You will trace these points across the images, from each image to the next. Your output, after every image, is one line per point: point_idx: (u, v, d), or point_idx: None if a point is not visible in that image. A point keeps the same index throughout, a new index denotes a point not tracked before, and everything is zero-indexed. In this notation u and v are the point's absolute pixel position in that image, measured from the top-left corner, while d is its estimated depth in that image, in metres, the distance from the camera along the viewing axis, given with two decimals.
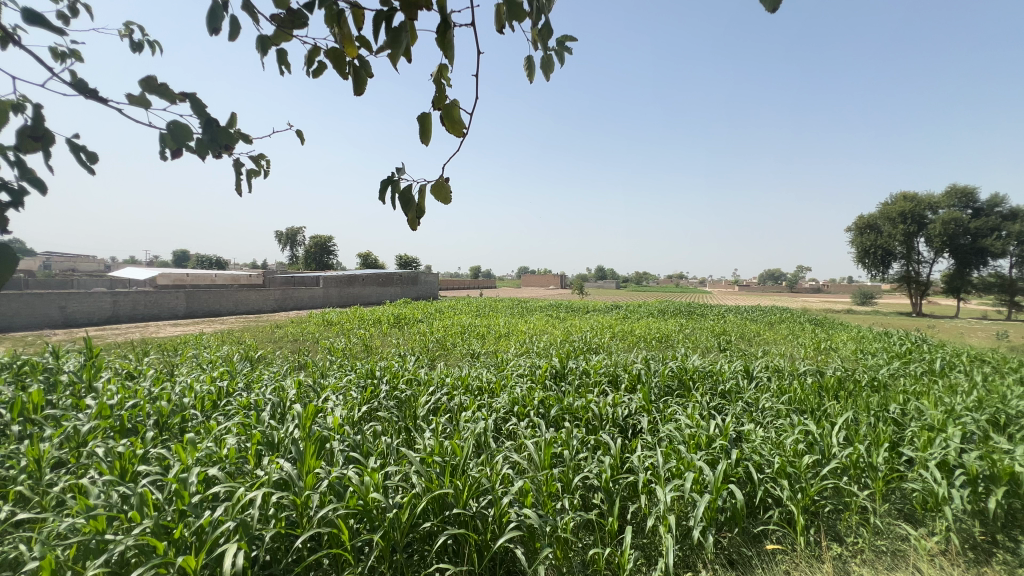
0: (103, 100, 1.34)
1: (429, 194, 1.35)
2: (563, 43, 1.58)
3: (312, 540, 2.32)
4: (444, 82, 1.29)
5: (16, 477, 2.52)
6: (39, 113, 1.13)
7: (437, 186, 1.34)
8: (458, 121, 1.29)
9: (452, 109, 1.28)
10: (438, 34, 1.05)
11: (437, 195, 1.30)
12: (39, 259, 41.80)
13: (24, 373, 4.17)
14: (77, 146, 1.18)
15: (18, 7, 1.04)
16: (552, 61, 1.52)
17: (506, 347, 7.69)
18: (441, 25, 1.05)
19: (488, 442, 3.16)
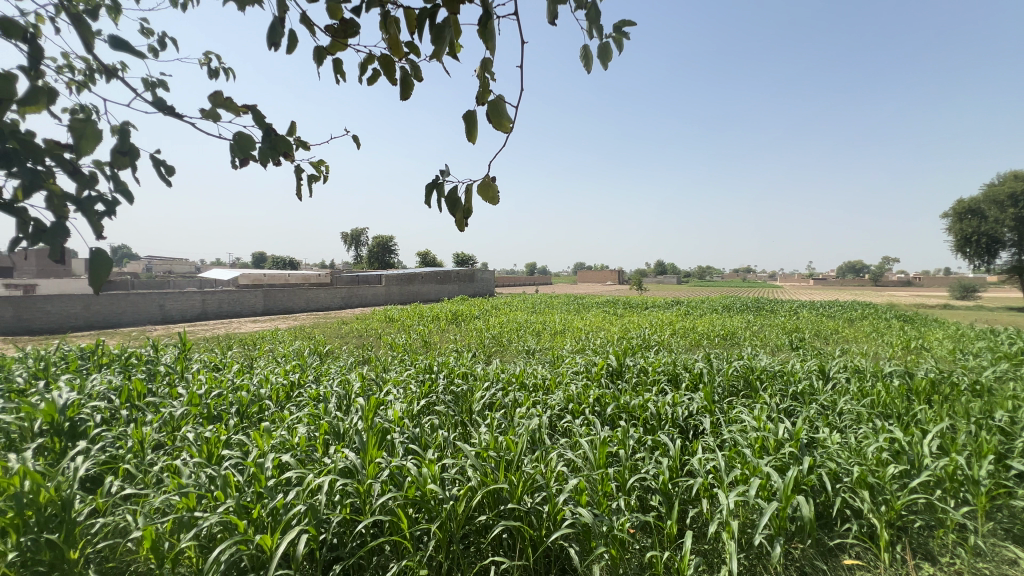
0: (179, 115, 1.47)
1: (478, 195, 1.39)
2: (620, 29, 1.55)
3: (373, 527, 2.44)
4: (488, 76, 1.31)
5: (124, 455, 2.85)
6: (126, 131, 1.25)
7: (487, 188, 1.37)
8: (504, 116, 1.29)
9: (499, 104, 1.30)
10: (478, 25, 1.08)
11: (484, 196, 1.33)
12: (144, 264, 47.03)
13: (130, 364, 4.70)
14: (157, 161, 1.30)
15: (107, 36, 1.15)
16: (610, 50, 1.51)
17: (561, 344, 7.64)
18: (482, 15, 1.07)
19: (543, 439, 3.16)
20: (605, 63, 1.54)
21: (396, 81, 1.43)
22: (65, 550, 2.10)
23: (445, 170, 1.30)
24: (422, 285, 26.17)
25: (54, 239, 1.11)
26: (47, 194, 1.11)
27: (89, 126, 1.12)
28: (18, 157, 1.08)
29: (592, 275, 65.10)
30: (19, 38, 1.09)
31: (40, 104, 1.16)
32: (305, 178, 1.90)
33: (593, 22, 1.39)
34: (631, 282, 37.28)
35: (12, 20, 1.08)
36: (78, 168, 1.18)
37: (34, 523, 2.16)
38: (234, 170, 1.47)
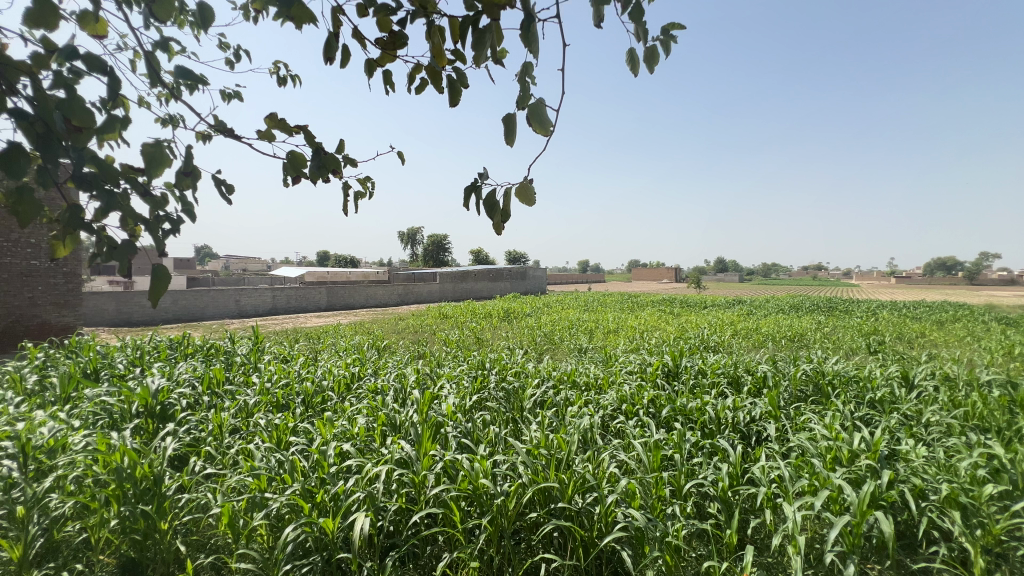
0: (236, 137, 1.69)
1: (515, 197, 1.39)
2: (668, 31, 1.49)
3: (428, 517, 2.52)
4: (528, 80, 1.30)
5: (205, 437, 3.12)
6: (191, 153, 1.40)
7: (523, 189, 1.37)
8: (545, 121, 1.29)
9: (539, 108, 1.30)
10: (520, 30, 1.10)
11: (520, 198, 1.34)
12: (224, 262, 51.14)
13: (210, 354, 5.13)
14: (219, 181, 1.51)
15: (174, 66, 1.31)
16: (656, 53, 1.45)
17: (614, 343, 7.48)
18: (523, 19, 1.09)
19: (594, 439, 3.11)
20: (653, 65, 1.47)
21: (441, 89, 1.47)
22: (156, 520, 2.33)
23: (484, 174, 1.31)
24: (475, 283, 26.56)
25: (127, 254, 1.26)
26: (123, 214, 1.25)
27: (163, 155, 1.25)
28: (98, 180, 1.21)
29: (647, 272, 63.27)
30: (102, 73, 1.21)
31: (115, 132, 1.28)
32: (354, 195, 2.01)
33: (637, 23, 1.34)
34: (689, 279, 35.93)
35: (95, 56, 1.19)
36: (149, 190, 1.32)
37: (132, 494, 2.42)
38: (286, 186, 1.65)
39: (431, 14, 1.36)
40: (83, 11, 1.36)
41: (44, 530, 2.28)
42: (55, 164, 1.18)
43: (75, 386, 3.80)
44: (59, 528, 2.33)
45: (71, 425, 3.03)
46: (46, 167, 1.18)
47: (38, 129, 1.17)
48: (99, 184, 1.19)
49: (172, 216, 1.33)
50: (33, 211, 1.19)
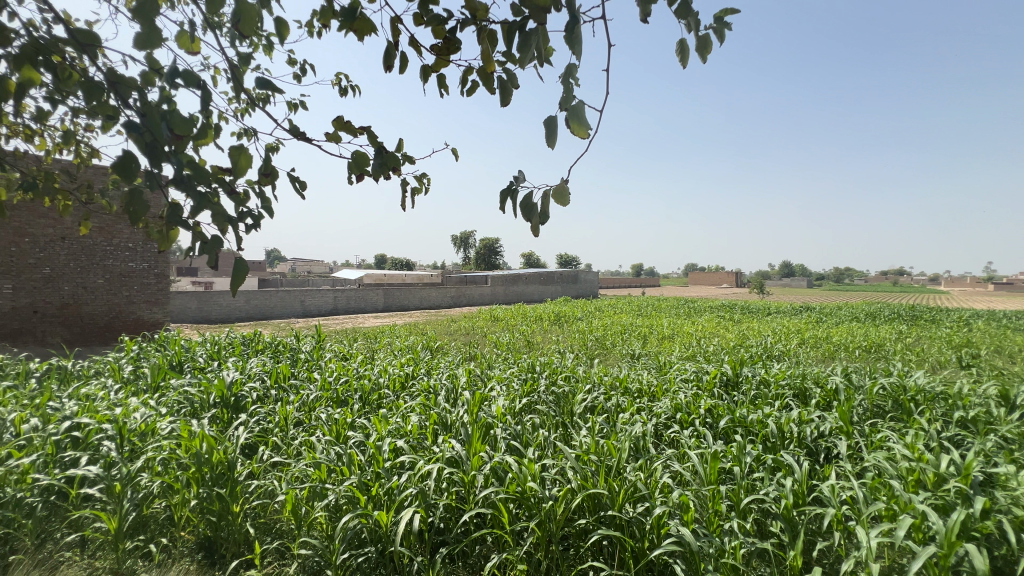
0: (308, 139, 1.82)
1: (553, 197, 1.45)
2: (722, 19, 1.43)
3: (477, 517, 2.55)
4: (572, 80, 1.31)
5: (273, 427, 3.34)
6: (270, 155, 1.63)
7: (561, 189, 1.42)
8: (583, 121, 1.28)
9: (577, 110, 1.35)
10: (566, 32, 1.12)
11: (556, 200, 1.39)
12: (292, 265, 54.53)
13: (278, 351, 5.49)
14: (292, 178, 1.72)
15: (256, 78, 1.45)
16: (710, 40, 1.39)
17: (669, 350, 7.24)
18: (569, 22, 1.11)
19: (647, 448, 3.02)
20: (704, 56, 1.42)
21: (492, 91, 1.52)
22: (229, 503, 2.51)
23: (518, 179, 1.40)
24: (527, 286, 26.60)
25: (217, 248, 1.40)
26: (212, 211, 1.39)
27: (245, 158, 1.38)
28: (192, 181, 1.34)
29: (705, 277, 60.68)
30: (197, 87, 1.35)
31: (208, 137, 1.45)
32: (412, 191, 2.11)
33: (686, 16, 1.31)
34: (752, 284, 34.09)
35: (191, 72, 1.33)
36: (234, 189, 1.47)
37: (209, 478, 2.64)
38: (350, 184, 1.74)
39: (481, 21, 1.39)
40: (181, 31, 1.52)
41: (135, 506, 2.53)
42: (158, 168, 1.33)
43: (163, 376, 4.20)
44: (148, 504, 2.58)
45: (159, 412, 3.35)
46: (152, 170, 1.33)
47: (145, 137, 1.32)
48: (193, 185, 1.33)
49: (253, 213, 1.56)
50: (143, 210, 1.34)
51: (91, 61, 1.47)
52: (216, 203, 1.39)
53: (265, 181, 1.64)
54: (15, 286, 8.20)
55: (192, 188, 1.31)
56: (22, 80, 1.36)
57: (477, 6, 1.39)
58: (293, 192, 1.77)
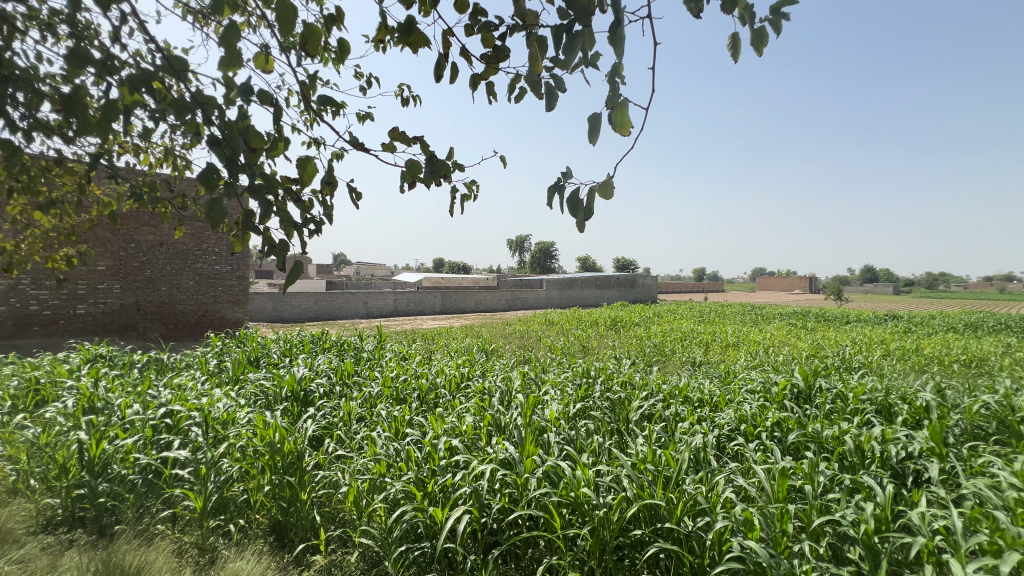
0: (366, 149, 1.91)
1: (599, 194, 1.44)
2: (778, 10, 1.35)
3: (530, 520, 2.54)
4: (618, 80, 1.31)
5: (337, 421, 3.53)
6: (332, 165, 1.74)
7: (606, 185, 1.42)
8: (628, 119, 1.33)
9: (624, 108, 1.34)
10: (609, 33, 1.12)
11: (601, 195, 1.38)
12: (356, 269, 57.50)
13: (343, 349, 5.80)
14: (350, 187, 1.81)
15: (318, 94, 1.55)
16: (765, 34, 1.32)
17: (734, 358, 6.87)
18: (613, 22, 1.11)
19: (708, 460, 2.88)
20: (758, 49, 1.35)
21: (540, 95, 1.54)
22: (298, 491, 2.70)
23: (567, 174, 1.41)
24: (583, 290, 26.30)
25: (283, 251, 1.52)
26: (280, 218, 1.49)
27: (311, 168, 1.47)
28: (263, 190, 1.45)
29: (775, 282, 57.06)
30: (270, 105, 1.46)
31: (279, 150, 1.57)
32: (461, 197, 2.15)
33: (736, 9, 1.25)
34: (829, 290, 31.54)
35: (266, 91, 1.44)
36: (299, 198, 1.58)
37: (281, 466, 2.83)
38: (403, 192, 1.81)
39: (530, 26, 1.41)
40: (257, 52, 1.65)
41: (218, 488, 2.76)
42: (235, 178, 1.45)
43: (242, 370, 4.58)
44: (228, 487, 2.81)
45: (239, 403, 3.64)
46: (230, 181, 1.46)
47: (225, 150, 1.45)
48: (264, 193, 1.44)
49: (316, 220, 1.68)
50: (222, 216, 1.47)
51: (183, 84, 1.64)
52: (284, 210, 1.50)
53: (327, 190, 1.75)
54: (122, 287, 9.24)
55: (263, 197, 1.42)
56: (127, 104, 1.54)
57: (525, 12, 1.40)
58: (353, 200, 1.87)
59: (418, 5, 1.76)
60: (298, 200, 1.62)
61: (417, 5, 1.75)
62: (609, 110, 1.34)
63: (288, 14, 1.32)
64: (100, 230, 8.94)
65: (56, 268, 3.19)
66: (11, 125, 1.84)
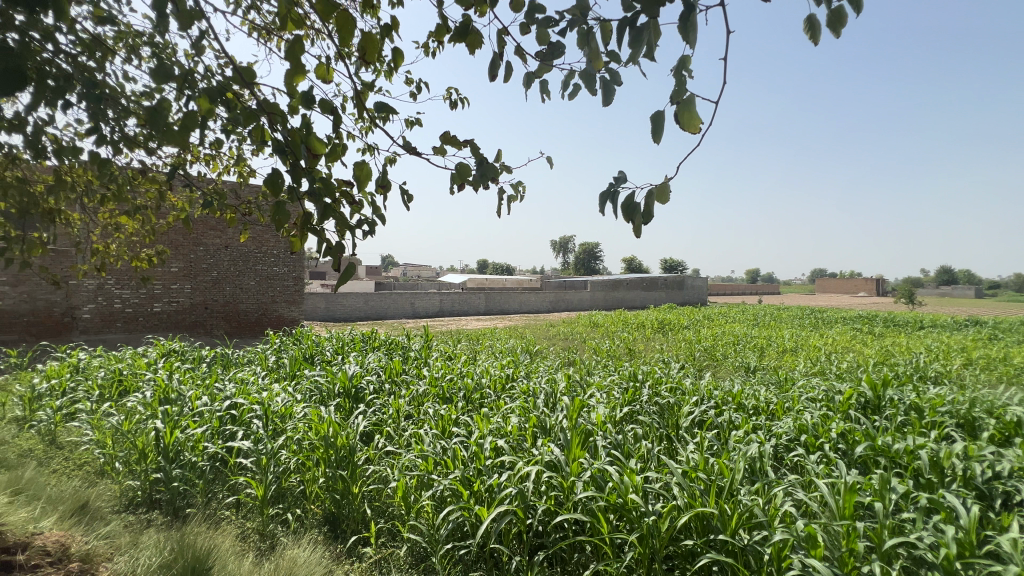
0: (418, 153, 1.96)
1: (655, 197, 1.40)
2: None
3: (576, 524, 2.51)
4: (684, 74, 1.27)
5: (387, 417, 3.64)
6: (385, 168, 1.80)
7: (663, 188, 1.38)
8: (694, 116, 1.28)
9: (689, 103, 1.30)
10: (680, 22, 1.09)
11: (659, 199, 1.35)
12: (403, 270, 59.17)
13: (392, 348, 5.96)
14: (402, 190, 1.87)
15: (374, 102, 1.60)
16: (845, 14, 1.23)
17: (792, 365, 6.50)
18: (684, 11, 1.08)
19: (765, 471, 2.74)
20: (837, 31, 1.26)
21: (595, 92, 1.54)
22: (350, 484, 2.80)
23: (620, 179, 1.39)
24: (627, 292, 25.77)
25: (338, 252, 1.58)
26: (336, 220, 1.55)
27: (366, 172, 1.53)
28: (322, 194, 1.52)
29: (836, 284, 53.61)
30: (329, 113, 1.54)
31: (337, 155, 1.64)
32: (507, 199, 2.16)
33: None
34: (899, 293, 29.22)
35: (327, 99, 1.51)
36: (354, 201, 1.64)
37: (334, 459, 2.94)
38: (452, 193, 1.83)
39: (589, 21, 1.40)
40: (319, 62, 1.73)
41: (277, 478, 2.91)
42: (296, 183, 1.53)
43: (299, 366, 4.81)
44: (286, 478, 2.95)
45: (296, 398, 3.82)
46: (292, 185, 1.54)
47: (288, 156, 1.53)
48: (322, 197, 1.51)
49: (369, 221, 1.74)
50: (283, 219, 1.55)
51: (249, 95, 1.75)
52: (340, 213, 1.56)
53: (381, 191, 1.81)
54: (192, 287, 9.94)
55: (321, 200, 1.49)
56: (202, 115, 1.66)
57: (584, 6, 1.39)
58: (404, 203, 1.92)
59: (475, 6, 1.79)
60: (353, 202, 1.68)
61: (472, 6, 1.78)
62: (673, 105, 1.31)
63: (347, 24, 1.38)
64: (174, 234, 9.67)
65: (138, 268, 3.47)
66: (103, 138, 2.03)
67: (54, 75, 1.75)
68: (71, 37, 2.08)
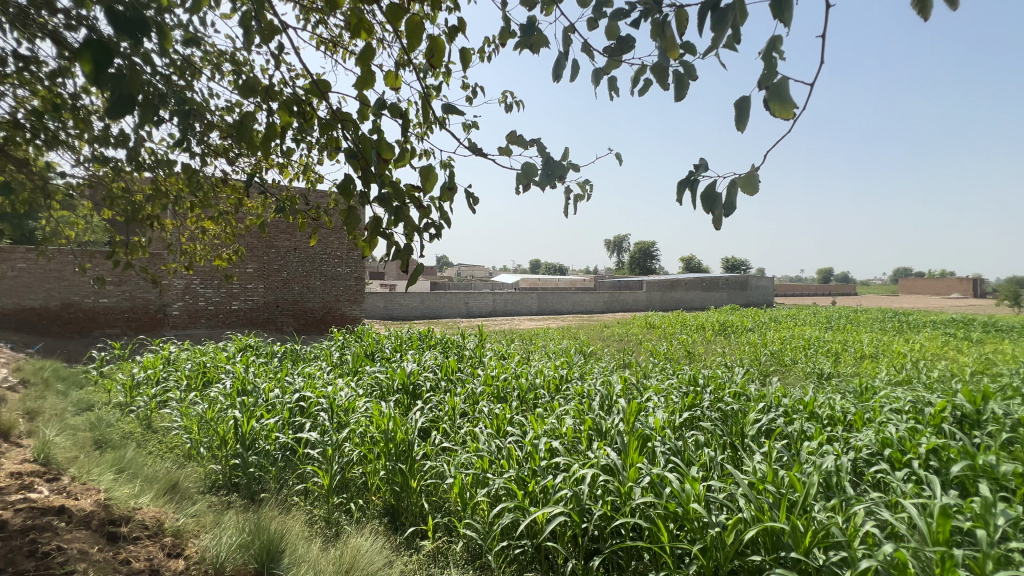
0: (484, 154, 1.98)
1: (739, 187, 1.37)
2: None
3: (633, 531, 2.44)
4: (773, 57, 1.25)
5: (443, 414, 3.72)
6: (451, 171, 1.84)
7: (749, 178, 1.35)
8: (787, 101, 1.24)
9: (779, 86, 1.25)
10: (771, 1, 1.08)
11: (743, 189, 1.32)
12: (457, 271, 60.46)
13: (447, 347, 6.09)
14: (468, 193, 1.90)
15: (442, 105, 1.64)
16: None
17: (873, 372, 5.98)
18: None
19: (842, 487, 2.54)
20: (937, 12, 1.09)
21: (668, 85, 1.54)
22: (408, 478, 2.90)
23: (700, 168, 1.38)
24: (685, 292, 24.84)
25: (406, 254, 1.63)
26: (404, 222, 1.60)
27: (432, 174, 1.56)
28: (391, 198, 1.57)
29: (922, 284, 48.83)
30: (399, 118, 1.59)
31: (405, 159, 1.69)
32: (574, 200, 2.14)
33: None
34: (1001, 294, 26.12)
35: (396, 104, 1.57)
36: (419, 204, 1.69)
37: (394, 452, 3.05)
38: (517, 194, 1.84)
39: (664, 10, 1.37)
40: (388, 70, 1.80)
41: (341, 468, 3.06)
42: (367, 187, 1.59)
43: (360, 362, 5.03)
44: (349, 469, 3.09)
45: (359, 392, 4.00)
46: (363, 190, 1.61)
47: (360, 162, 1.60)
48: (391, 201, 1.56)
49: (435, 224, 1.79)
50: (355, 223, 1.63)
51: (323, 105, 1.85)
52: (408, 216, 1.61)
53: (447, 194, 1.85)
54: (265, 286, 10.67)
55: (389, 204, 1.54)
56: (282, 125, 1.77)
57: None
58: (468, 206, 1.96)
59: (541, 4, 1.80)
60: (420, 206, 1.73)
61: (537, 5, 1.78)
62: (762, 90, 1.27)
63: (417, 29, 1.41)
64: (250, 238, 10.43)
65: (220, 269, 3.77)
66: (191, 149, 2.21)
67: (152, 94, 1.93)
68: (166, 60, 2.28)
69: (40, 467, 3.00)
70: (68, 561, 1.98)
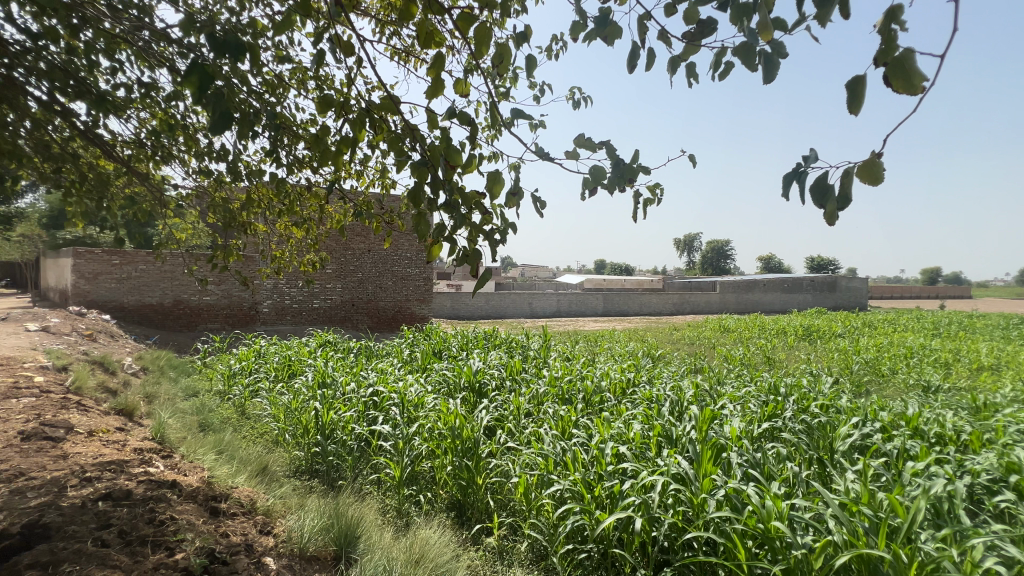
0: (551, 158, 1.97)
1: (858, 176, 1.26)
2: None
3: (706, 545, 2.32)
4: (892, 28, 1.12)
5: (508, 414, 3.75)
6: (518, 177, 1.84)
7: (869, 167, 1.23)
8: (909, 76, 1.12)
9: (903, 62, 1.13)
10: None
11: (862, 179, 1.20)
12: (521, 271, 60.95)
13: (512, 347, 6.14)
14: (535, 199, 1.89)
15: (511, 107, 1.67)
16: None
17: (994, 386, 5.22)
18: None
19: (955, 516, 2.24)
20: None
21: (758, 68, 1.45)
22: (474, 475, 2.96)
23: (808, 157, 1.28)
24: (763, 293, 23.22)
25: (472, 261, 1.65)
26: (468, 231, 1.63)
27: (497, 180, 1.58)
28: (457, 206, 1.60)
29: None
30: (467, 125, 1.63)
31: (472, 166, 1.73)
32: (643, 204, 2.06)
33: None
34: None
35: (465, 111, 1.61)
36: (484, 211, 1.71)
37: (461, 448, 3.12)
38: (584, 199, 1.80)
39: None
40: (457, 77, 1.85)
41: (411, 461, 3.18)
42: (434, 194, 1.64)
43: (429, 360, 5.20)
44: (418, 462, 3.20)
45: (428, 389, 4.14)
46: (430, 197, 1.66)
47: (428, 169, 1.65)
48: (457, 208, 1.59)
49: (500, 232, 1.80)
50: (423, 231, 1.68)
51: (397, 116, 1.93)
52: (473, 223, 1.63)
53: (513, 197, 1.86)
54: (342, 286, 11.36)
55: (455, 211, 1.57)
56: (357, 137, 1.86)
57: None
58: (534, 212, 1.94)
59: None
60: (486, 213, 1.75)
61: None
62: (880, 67, 1.15)
63: (485, 35, 1.44)
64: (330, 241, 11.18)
65: (304, 270, 4.06)
66: (280, 160, 2.40)
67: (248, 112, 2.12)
68: (260, 78, 2.50)
69: (157, 444, 3.40)
70: (179, 530, 2.23)
